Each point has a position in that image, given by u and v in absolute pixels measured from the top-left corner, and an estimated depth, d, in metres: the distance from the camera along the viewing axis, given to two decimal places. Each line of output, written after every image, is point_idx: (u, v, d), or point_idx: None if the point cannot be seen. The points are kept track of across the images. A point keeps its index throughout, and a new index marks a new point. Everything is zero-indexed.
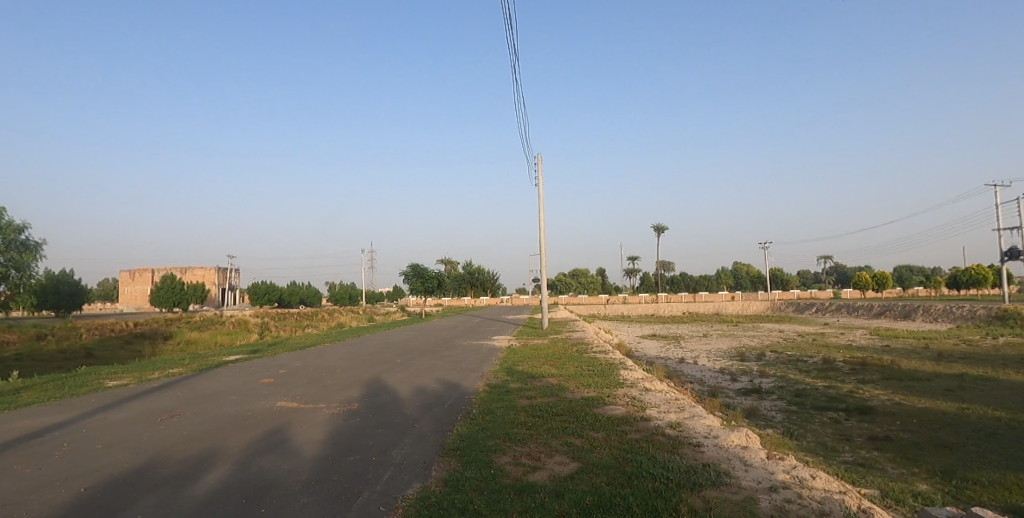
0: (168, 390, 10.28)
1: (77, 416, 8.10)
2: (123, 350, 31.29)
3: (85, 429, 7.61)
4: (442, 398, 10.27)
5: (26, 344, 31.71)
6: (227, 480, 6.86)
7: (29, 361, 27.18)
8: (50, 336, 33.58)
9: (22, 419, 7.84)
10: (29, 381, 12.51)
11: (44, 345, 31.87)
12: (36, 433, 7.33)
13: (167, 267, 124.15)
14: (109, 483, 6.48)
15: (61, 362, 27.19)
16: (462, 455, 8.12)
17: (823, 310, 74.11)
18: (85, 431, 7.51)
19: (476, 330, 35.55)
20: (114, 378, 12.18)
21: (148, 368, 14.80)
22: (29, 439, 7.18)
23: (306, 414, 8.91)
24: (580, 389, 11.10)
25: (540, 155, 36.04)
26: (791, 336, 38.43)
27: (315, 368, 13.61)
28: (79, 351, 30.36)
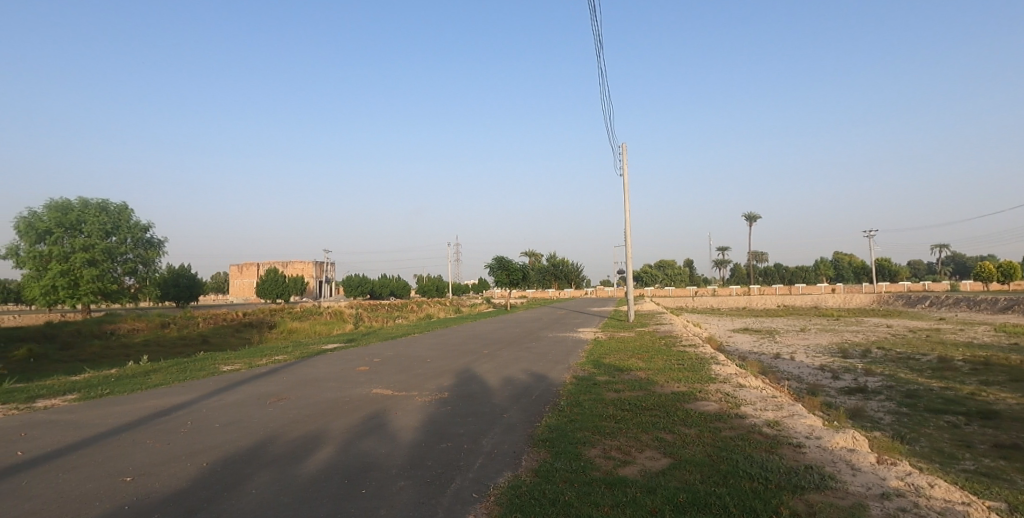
0: (274, 376, 10.82)
1: (196, 395, 8.71)
2: (234, 337, 34.04)
3: (204, 408, 8.10)
4: (530, 389, 10.12)
5: (152, 332, 35.33)
6: (330, 461, 7.31)
7: (154, 347, 30.27)
8: (172, 325, 37.15)
9: (150, 397, 8.49)
10: (159, 365, 13.80)
11: (167, 333, 35.37)
12: (163, 412, 7.88)
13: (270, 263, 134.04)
14: (228, 460, 7.15)
15: (182, 348, 30.00)
16: (551, 446, 8.05)
17: (939, 304, 67.81)
18: (209, 408, 8.12)
19: (561, 322, 35.40)
20: (227, 364, 13.16)
21: (256, 355, 15.94)
22: (158, 414, 7.80)
23: (401, 400, 9.04)
24: (670, 383, 10.71)
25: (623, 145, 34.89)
26: (899, 332, 35.46)
27: (406, 357, 14.03)
28: (197, 337, 33.44)
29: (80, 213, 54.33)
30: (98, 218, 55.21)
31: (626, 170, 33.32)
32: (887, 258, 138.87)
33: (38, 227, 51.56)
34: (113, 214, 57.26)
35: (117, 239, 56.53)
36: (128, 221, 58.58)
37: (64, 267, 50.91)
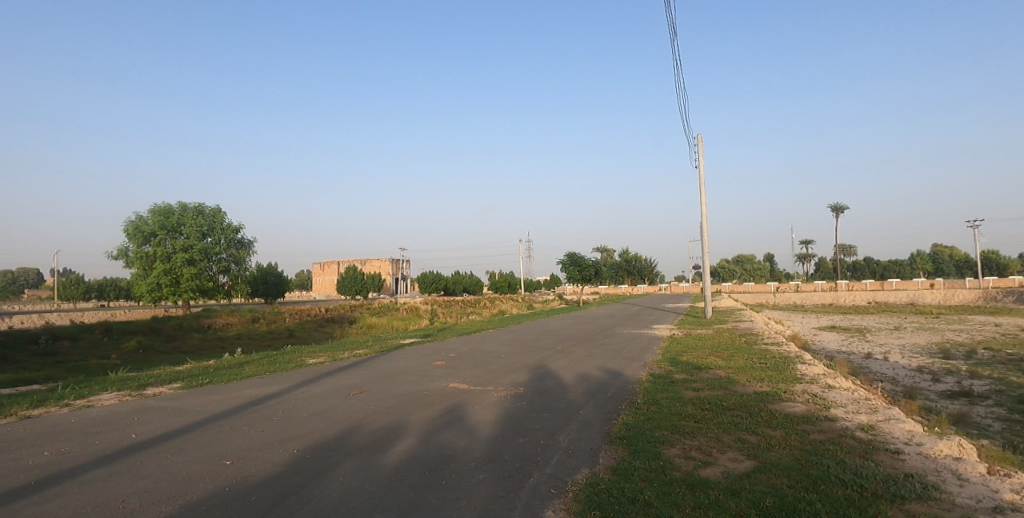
0: (356, 369, 11.24)
1: (285, 385, 9.19)
2: (318, 332, 35.96)
3: (293, 399, 8.51)
4: (605, 386, 9.96)
5: (244, 327, 38.01)
6: (411, 452, 7.49)
7: (246, 340, 32.48)
8: (261, 321, 39.89)
9: (246, 386, 9.00)
10: (253, 356, 14.83)
11: (258, 327, 37.97)
12: (257, 401, 8.33)
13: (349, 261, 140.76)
14: (316, 447, 7.47)
15: (271, 341, 32.02)
16: (628, 444, 7.88)
17: None
18: (299, 398, 8.54)
19: (633, 319, 34.78)
20: (313, 356, 13.84)
21: (339, 348, 16.79)
22: (252, 403, 8.26)
23: (477, 395, 9.12)
24: (752, 383, 10.28)
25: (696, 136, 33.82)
26: (1011, 332, 32.21)
27: (480, 352, 14.24)
28: (284, 332, 35.59)
29: (179, 216, 58.53)
30: (195, 220, 59.22)
31: (701, 162, 32.32)
32: (993, 251, 127.39)
33: (144, 229, 56.44)
34: (208, 216, 61.02)
35: (212, 240, 60.51)
36: (222, 222, 62.31)
37: (166, 266, 55.49)
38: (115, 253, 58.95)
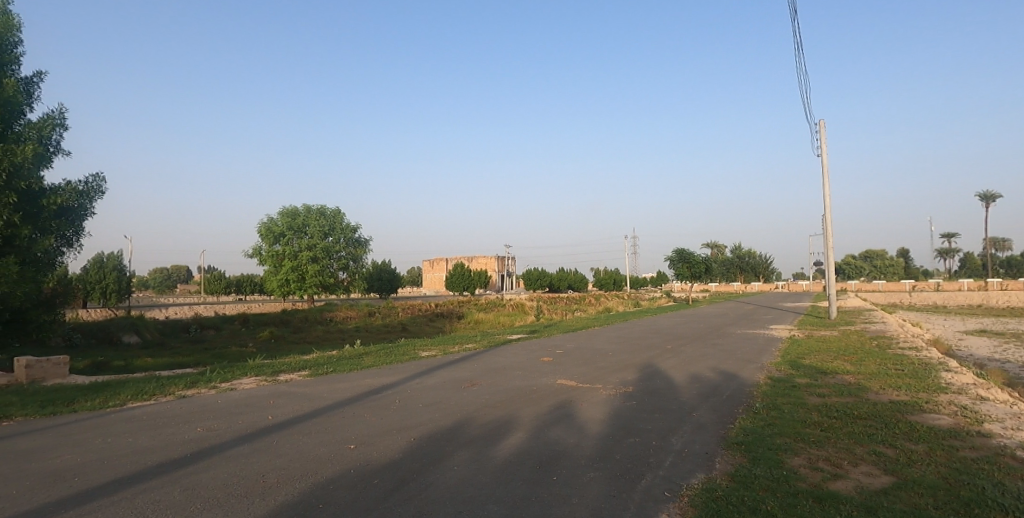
0: (465, 363, 11.58)
1: (400, 376, 9.65)
2: (430, 326, 37.86)
3: (408, 389, 8.90)
4: (720, 388, 9.52)
5: (363, 320, 41.29)
6: (521, 447, 7.58)
7: (365, 332, 35.05)
8: (378, 315, 43.42)
9: (366, 376, 9.55)
10: (371, 348, 15.87)
11: (375, 321, 41.11)
12: (375, 389, 8.81)
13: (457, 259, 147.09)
14: (431, 436, 7.76)
15: (386, 334, 34.22)
16: (747, 450, 7.45)
17: None
18: (414, 389, 8.93)
19: (747, 319, 32.97)
20: (425, 350, 14.50)
21: (449, 342, 17.55)
22: (372, 391, 8.74)
23: (585, 392, 9.08)
24: (886, 391, 9.42)
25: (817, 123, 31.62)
26: None
27: (587, 349, 14.21)
28: (398, 326, 37.96)
29: (304, 217, 63.69)
30: (318, 220, 64.08)
31: (824, 150, 30.24)
32: None
33: (275, 230, 62.42)
34: (329, 218, 65.65)
35: (332, 239, 65.22)
36: (341, 223, 66.95)
37: (293, 263, 60.88)
38: (251, 252, 65.85)
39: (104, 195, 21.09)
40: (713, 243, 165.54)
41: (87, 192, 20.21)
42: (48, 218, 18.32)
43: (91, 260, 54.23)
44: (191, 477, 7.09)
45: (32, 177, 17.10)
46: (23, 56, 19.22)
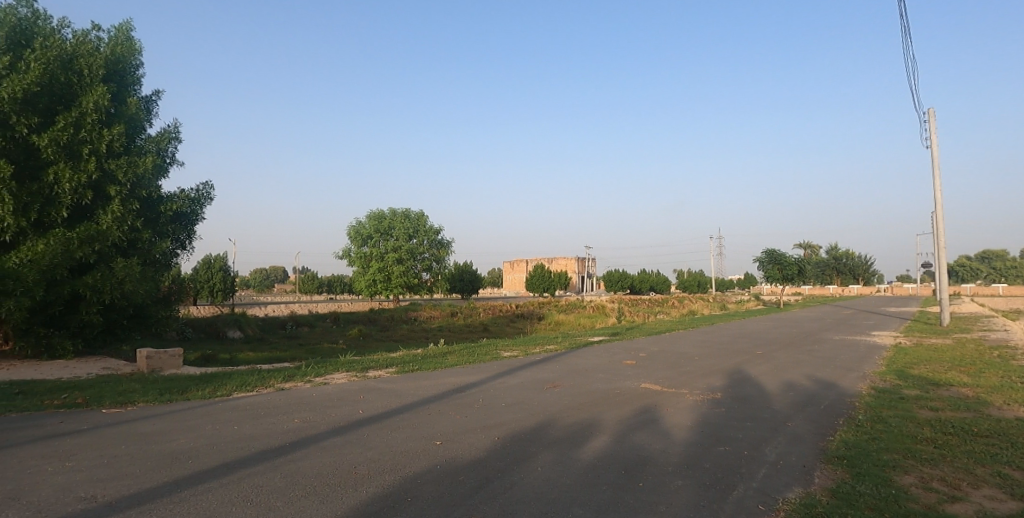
0: (547, 363, 11.67)
1: (483, 375, 9.83)
2: (510, 327, 38.92)
3: (491, 388, 9.06)
4: (816, 398, 9.00)
5: (446, 320, 43.53)
6: (605, 450, 7.51)
7: (449, 331, 36.56)
8: (460, 314, 45.54)
9: (451, 374, 9.82)
10: (454, 347, 16.37)
11: (457, 320, 43.17)
12: (460, 387, 9.03)
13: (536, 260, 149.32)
14: (515, 436, 7.84)
15: (469, 333, 35.54)
16: (849, 465, 6.97)
17: None
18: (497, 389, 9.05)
19: (846, 324, 30.89)
20: (508, 350, 14.76)
21: (530, 343, 17.79)
22: (457, 389, 8.96)
23: (670, 397, 8.87)
24: (1013, 407, 8.52)
25: (925, 113, 29.25)
26: None
27: (672, 353, 13.92)
28: (479, 325, 39.37)
29: (391, 221, 69.73)
30: (403, 223, 69.53)
31: (934, 141, 27.91)
32: None
33: (364, 233, 68.63)
34: (414, 220, 71.40)
35: (417, 240, 70.83)
36: (425, 225, 72.00)
37: (380, 264, 66.42)
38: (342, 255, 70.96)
39: (212, 201, 22.51)
40: (803, 244, 157.58)
41: (197, 198, 21.63)
42: (165, 223, 20.15)
43: (202, 258, 58.29)
44: (291, 465, 7.55)
45: (152, 186, 18.86)
46: (144, 76, 21.18)
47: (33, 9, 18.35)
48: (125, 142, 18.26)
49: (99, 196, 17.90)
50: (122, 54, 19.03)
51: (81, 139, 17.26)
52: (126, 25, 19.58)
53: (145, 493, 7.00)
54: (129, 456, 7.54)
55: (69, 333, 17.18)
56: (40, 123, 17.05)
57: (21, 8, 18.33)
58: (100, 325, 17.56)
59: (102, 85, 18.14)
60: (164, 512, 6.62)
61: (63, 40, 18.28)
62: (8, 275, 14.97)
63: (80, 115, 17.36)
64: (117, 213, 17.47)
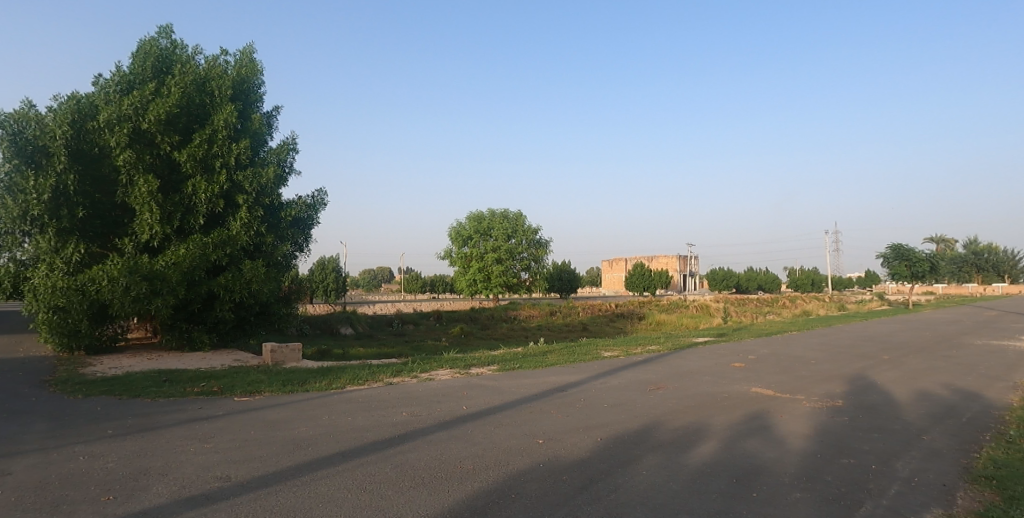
0: (650, 364, 11.52)
1: (584, 375, 9.82)
2: (611, 327, 40.52)
3: (593, 388, 9.07)
4: (957, 410, 8.15)
5: (545, 317, 46.78)
6: (714, 457, 7.24)
7: (548, 331, 38.97)
8: (560, 312, 48.50)
9: (552, 373, 9.94)
10: (554, 346, 16.65)
11: (556, 318, 46.17)
12: (562, 386, 9.11)
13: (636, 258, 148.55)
14: (619, 438, 7.76)
15: (568, 333, 37.24)
16: (1000, 486, 6.23)
17: None
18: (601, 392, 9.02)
19: (991, 327, 27.66)
20: (608, 349, 14.71)
21: (632, 343, 17.67)
22: (558, 389, 9.04)
23: (784, 403, 8.41)
24: None
25: None
26: None
27: (785, 357, 13.24)
28: (579, 325, 41.53)
29: (490, 222, 72.80)
30: (502, 224, 72.33)
31: None
32: None
33: (464, 233, 72.61)
34: (513, 221, 73.78)
35: (516, 241, 73.18)
36: (523, 225, 74.29)
37: (481, 265, 70.02)
38: (444, 254, 75.68)
39: (327, 206, 23.28)
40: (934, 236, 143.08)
41: (314, 204, 22.43)
42: (286, 228, 21.00)
43: (318, 260, 62.67)
44: (400, 457, 7.87)
45: (274, 194, 20.16)
46: (265, 93, 22.84)
47: (172, 40, 20.43)
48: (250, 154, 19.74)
49: (229, 205, 19.55)
50: (246, 75, 20.60)
51: (213, 153, 19.02)
52: (248, 48, 21.17)
53: (271, 476, 7.60)
54: (257, 440, 8.21)
55: (206, 328, 19.03)
56: (179, 141, 19.01)
57: (162, 40, 20.51)
58: (232, 321, 19.29)
59: (230, 103, 19.83)
60: (290, 495, 7.18)
61: (197, 65, 20.22)
62: (156, 276, 16.89)
63: (212, 132, 19.12)
64: (245, 220, 18.89)
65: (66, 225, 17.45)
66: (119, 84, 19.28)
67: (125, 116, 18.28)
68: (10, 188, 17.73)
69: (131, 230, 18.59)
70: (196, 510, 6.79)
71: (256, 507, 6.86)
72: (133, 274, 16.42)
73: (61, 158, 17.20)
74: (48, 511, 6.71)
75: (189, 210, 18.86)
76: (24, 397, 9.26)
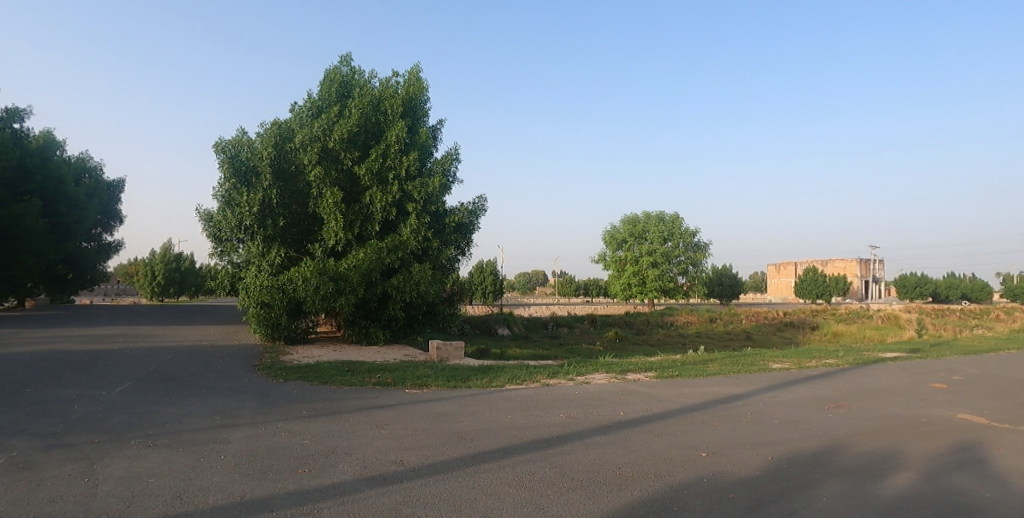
0: (823, 380, 10.91)
1: (749, 389, 9.62)
2: (775, 337, 42.84)
3: (762, 402, 8.78)
4: None
5: (705, 325, 51.20)
6: (912, 488, 6.39)
7: (708, 337, 42.44)
8: (720, 321, 52.58)
9: (714, 386, 10.01)
10: (713, 356, 16.28)
11: (716, 326, 50.10)
12: (727, 399, 8.99)
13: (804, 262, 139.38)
14: (793, 458, 7.22)
15: (729, 342, 39.50)
16: None
17: None
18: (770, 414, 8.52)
19: None
20: (776, 362, 14.45)
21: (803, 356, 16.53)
22: (722, 401, 8.89)
23: (1001, 435, 7.31)
24: None
25: None
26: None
27: (1001, 378, 11.54)
28: (742, 334, 44.50)
29: (645, 224, 74.01)
30: (657, 227, 73.11)
31: None
32: None
33: (618, 237, 74.62)
34: (668, 223, 74.52)
35: (672, 244, 74.26)
36: (679, 228, 74.93)
37: (636, 268, 72.09)
38: (597, 259, 78.79)
39: (486, 212, 24.10)
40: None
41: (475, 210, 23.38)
42: (449, 233, 22.38)
43: (478, 265, 67.73)
44: (557, 457, 7.93)
45: (439, 201, 21.49)
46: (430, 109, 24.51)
47: (351, 67, 22.71)
48: (418, 166, 21.33)
49: (401, 213, 21.27)
50: (413, 93, 22.28)
51: (387, 167, 20.84)
52: (415, 68, 22.81)
53: (436, 464, 8.00)
54: (426, 431, 8.86)
55: (381, 325, 21.00)
56: (359, 156, 21.15)
57: (344, 68, 22.94)
58: (402, 319, 21.12)
59: (399, 120, 21.57)
60: (453, 485, 7.41)
61: (372, 88, 22.30)
62: (341, 277, 19.17)
63: (386, 147, 20.97)
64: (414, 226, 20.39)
65: (270, 232, 20.32)
66: (310, 109, 21.94)
67: (315, 137, 20.75)
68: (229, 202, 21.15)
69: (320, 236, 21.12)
70: (375, 489, 7.33)
71: (424, 491, 7.24)
72: (323, 276, 18.88)
73: (266, 175, 20.04)
74: (260, 477, 7.71)
75: (367, 218, 20.93)
76: (244, 379, 11.17)
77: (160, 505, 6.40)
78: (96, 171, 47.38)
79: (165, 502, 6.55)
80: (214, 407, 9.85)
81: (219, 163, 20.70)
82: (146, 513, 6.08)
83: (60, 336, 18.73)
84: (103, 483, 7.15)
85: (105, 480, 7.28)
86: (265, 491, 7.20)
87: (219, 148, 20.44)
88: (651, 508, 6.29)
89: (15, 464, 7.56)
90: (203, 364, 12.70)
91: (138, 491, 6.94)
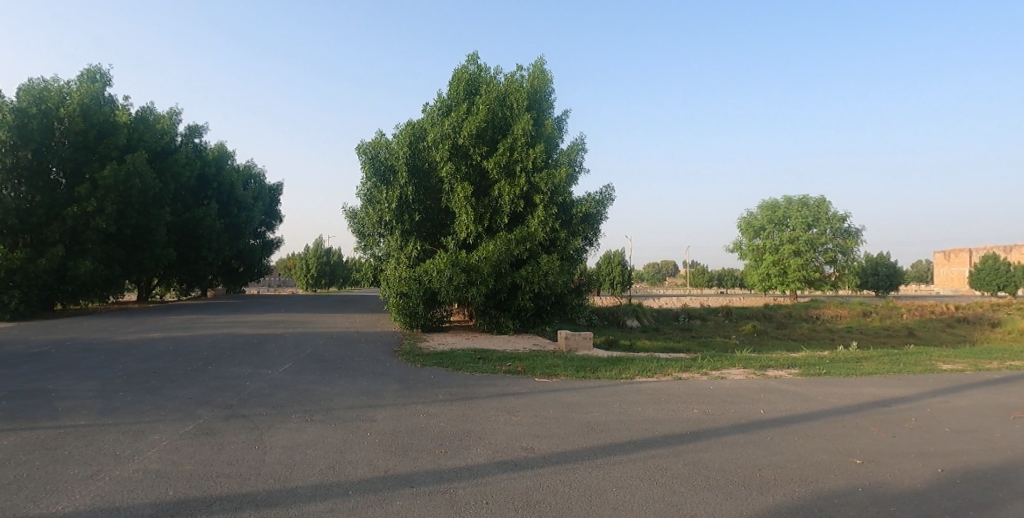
0: (996, 390, 10.05)
1: (904, 394, 9.49)
2: (943, 333, 39.06)
3: (926, 412, 8.36)
4: None
5: (856, 318, 47.75)
6: None
7: (861, 333, 39.73)
8: (874, 314, 48.62)
9: (865, 389, 9.88)
10: (867, 355, 15.16)
11: (869, 320, 46.67)
12: (882, 405, 8.74)
13: (980, 249, 123.39)
14: (970, 473, 6.49)
15: (886, 338, 36.69)
16: None
17: None
18: (942, 426, 7.66)
19: None
20: (947, 362, 13.68)
21: (983, 358, 14.76)
22: (878, 407, 8.60)
23: None
24: None
25: None
26: None
27: None
28: (902, 329, 41.10)
29: (786, 210, 69.56)
30: (800, 212, 68.64)
31: None
32: None
33: (754, 224, 71.23)
34: (813, 208, 69.06)
35: (817, 230, 68.68)
36: (826, 212, 69.19)
37: (776, 257, 68.06)
38: (730, 247, 76.06)
39: (614, 201, 23.76)
40: None
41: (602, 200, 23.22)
42: (577, 224, 22.50)
43: (604, 256, 68.03)
44: (693, 454, 7.75)
45: (566, 192, 21.63)
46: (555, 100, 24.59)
47: (478, 64, 23.32)
48: (544, 157, 21.57)
49: (529, 205, 21.70)
50: (538, 85, 22.59)
51: (514, 160, 21.33)
52: (539, 60, 23.01)
53: (568, 453, 8.15)
54: (557, 420, 9.13)
55: (510, 314, 21.82)
56: (487, 151, 21.85)
57: (471, 66, 23.62)
58: (531, 308, 21.70)
59: (525, 113, 21.91)
60: (584, 474, 7.45)
61: (498, 83, 22.85)
62: (472, 268, 20.08)
63: (513, 140, 21.43)
64: (542, 217, 20.74)
65: (407, 227, 21.67)
66: (441, 108, 22.92)
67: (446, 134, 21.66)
68: (371, 200, 23.00)
69: (452, 230, 22.22)
70: (508, 473, 7.46)
71: (555, 476, 7.38)
72: (455, 267, 19.88)
73: (402, 173, 21.36)
74: (401, 455, 8.17)
75: (496, 211, 21.68)
76: (389, 364, 12.27)
77: (317, 473, 7.01)
78: (260, 176, 53.30)
79: (321, 470, 7.22)
80: (361, 388, 10.84)
81: (361, 164, 22.46)
82: (307, 480, 6.71)
83: (234, 321, 21.56)
84: (270, 450, 8.01)
85: (272, 447, 8.20)
86: (407, 466, 7.66)
87: (361, 150, 22.26)
88: (794, 509, 5.94)
89: (204, 429, 8.82)
90: (352, 349, 14.11)
91: (299, 460, 7.66)
